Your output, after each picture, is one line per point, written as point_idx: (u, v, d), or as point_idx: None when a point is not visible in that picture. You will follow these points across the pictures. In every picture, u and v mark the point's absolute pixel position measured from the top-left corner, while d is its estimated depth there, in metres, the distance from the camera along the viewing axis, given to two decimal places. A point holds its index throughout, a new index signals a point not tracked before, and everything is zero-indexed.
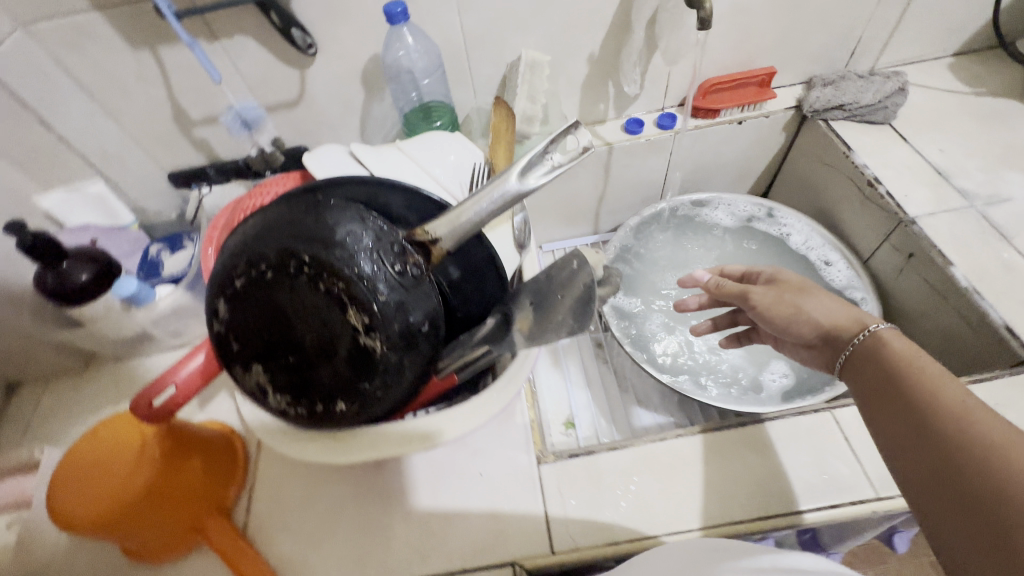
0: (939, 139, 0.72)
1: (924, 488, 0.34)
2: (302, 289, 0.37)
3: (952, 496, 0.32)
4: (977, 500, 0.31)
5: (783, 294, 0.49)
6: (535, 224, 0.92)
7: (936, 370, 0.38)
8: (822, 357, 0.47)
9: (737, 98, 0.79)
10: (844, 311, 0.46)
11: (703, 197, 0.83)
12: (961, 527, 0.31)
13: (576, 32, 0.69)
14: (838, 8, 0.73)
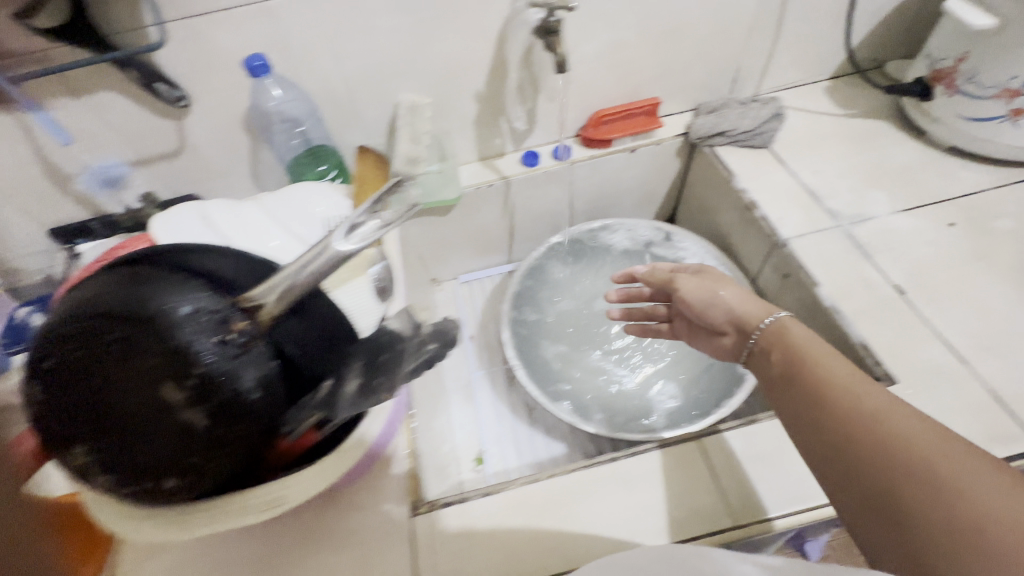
0: (814, 161, 0.76)
1: (812, 447, 0.40)
2: (114, 368, 0.36)
3: (841, 458, 0.37)
4: (851, 455, 0.36)
5: (703, 281, 0.58)
6: (448, 257, 0.92)
7: (823, 350, 0.44)
8: (733, 343, 0.53)
9: (627, 128, 0.81)
10: (752, 301, 0.53)
11: (605, 223, 0.84)
12: (856, 495, 0.36)
13: (456, 73, 0.70)
14: (711, 41, 0.76)
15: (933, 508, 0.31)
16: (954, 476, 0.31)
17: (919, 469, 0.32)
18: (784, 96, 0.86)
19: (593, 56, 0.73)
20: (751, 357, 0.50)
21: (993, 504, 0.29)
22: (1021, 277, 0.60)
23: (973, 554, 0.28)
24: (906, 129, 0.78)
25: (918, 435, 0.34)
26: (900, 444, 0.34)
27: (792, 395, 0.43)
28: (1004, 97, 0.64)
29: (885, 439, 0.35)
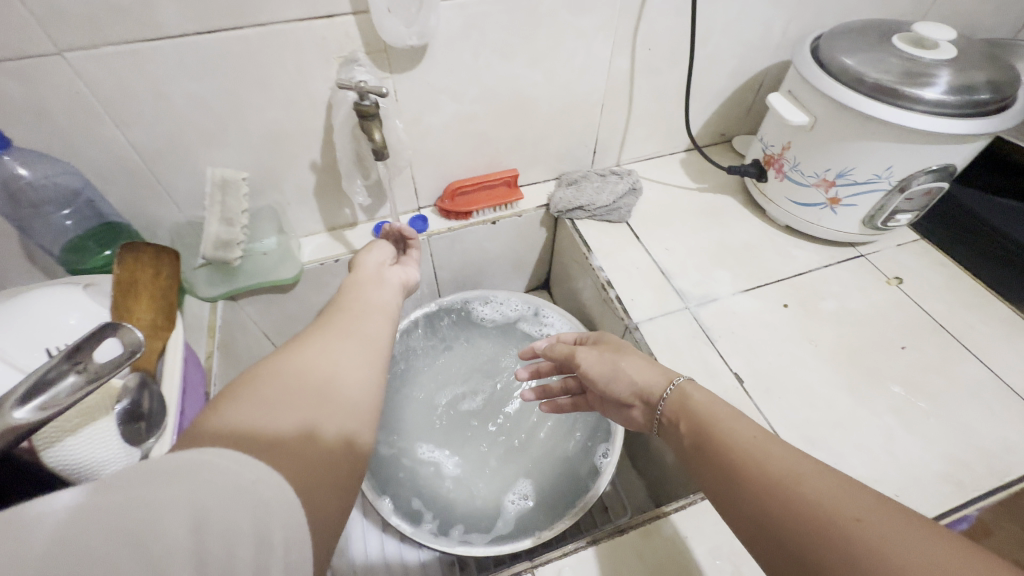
0: (668, 237, 0.77)
1: (738, 526, 0.36)
2: None
3: (765, 536, 0.33)
4: (772, 531, 0.33)
5: (602, 354, 0.54)
6: (298, 334, 0.82)
7: (732, 414, 0.42)
8: (642, 416, 0.50)
9: (487, 199, 0.78)
10: (653, 370, 0.50)
11: (476, 293, 0.80)
12: (778, 558, 0.32)
13: (282, 143, 0.62)
14: (566, 115, 0.75)
15: (845, 554, 0.29)
16: (856, 519, 0.29)
17: (824, 517, 0.30)
18: (642, 167, 0.87)
19: (442, 127, 0.69)
20: (662, 429, 0.47)
21: (902, 548, 0.27)
22: (844, 361, 0.63)
23: None
24: (748, 205, 0.82)
25: (815, 482, 0.33)
26: (803, 493, 0.32)
27: (703, 467, 0.40)
28: (823, 185, 0.68)
29: (787, 489, 0.33)
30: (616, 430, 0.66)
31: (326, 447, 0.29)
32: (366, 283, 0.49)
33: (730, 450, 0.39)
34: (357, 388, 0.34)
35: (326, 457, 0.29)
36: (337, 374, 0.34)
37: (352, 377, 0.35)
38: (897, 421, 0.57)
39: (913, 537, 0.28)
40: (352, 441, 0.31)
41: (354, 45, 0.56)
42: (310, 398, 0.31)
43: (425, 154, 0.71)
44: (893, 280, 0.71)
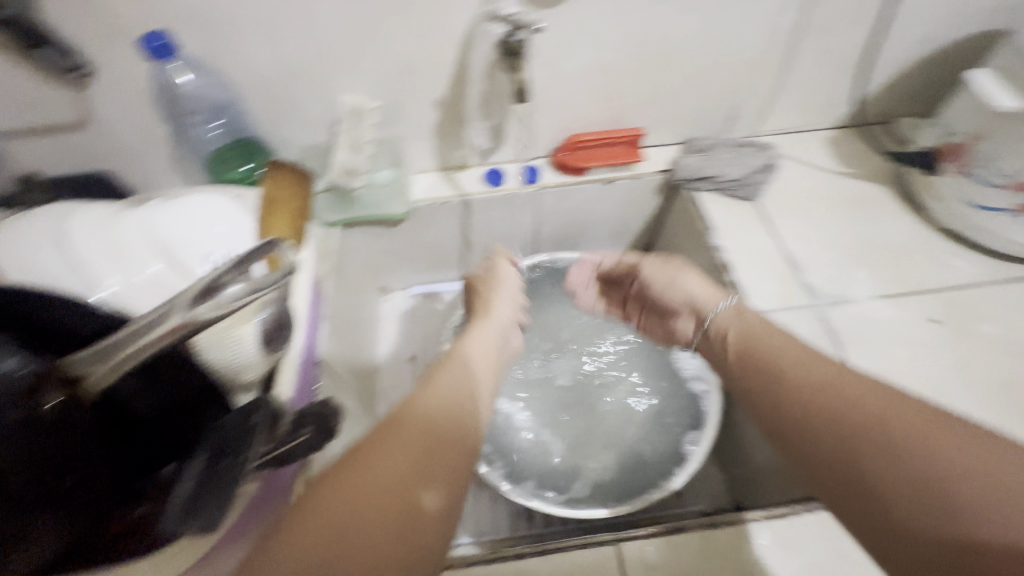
0: (801, 224, 0.69)
1: (779, 438, 0.40)
2: None
3: (798, 436, 0.38)
4: (807, 434, 0.37)
5: (666, 262, 0.58)
6: (397, 268, 0.85)
7: (777, 338, 0.45)
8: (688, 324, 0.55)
9: (604, 158, 0.73)
10: (708, 286, 0.54)
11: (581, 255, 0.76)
12: (831, 477, 0.35)
13: (413, 74, 0.61)
14: (709, 73, 0.68)
15: (882, 449, 0.33)
16: (910, 431, 0.33)
17: (883, 435, 0.33)
18: (780, 141, 0.78)
19: (574, 74, 0.64)
20: (705, 338, 0.52)
21: (957, 459, 0.31)
22: (997, 393, 0.55)
23: (915, 497, 0.31)
24: (904, 200, 0.71)
25: (875, 406, 0.35)
26: (865, 413, 0.35)
27: (752, 374, 0.44)
28: (1011, 189, 0.58)
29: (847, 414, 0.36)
30: (710, 420, 0.62)
31: (420, 455, 0.35)
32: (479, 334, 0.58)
33: (790, 376, 0.41)
34: (451, 405, 0.39)
35: (423, 469, 0.34)
36: (426, 403, 0.38)
37: (446, 394, 0.40)
38: None
39: (966, 450, 0.31)
40: (461, 425, 0.38)
41: None
42: (405, 425, 0.36)
43: (551, 102, 0.67)
44: None
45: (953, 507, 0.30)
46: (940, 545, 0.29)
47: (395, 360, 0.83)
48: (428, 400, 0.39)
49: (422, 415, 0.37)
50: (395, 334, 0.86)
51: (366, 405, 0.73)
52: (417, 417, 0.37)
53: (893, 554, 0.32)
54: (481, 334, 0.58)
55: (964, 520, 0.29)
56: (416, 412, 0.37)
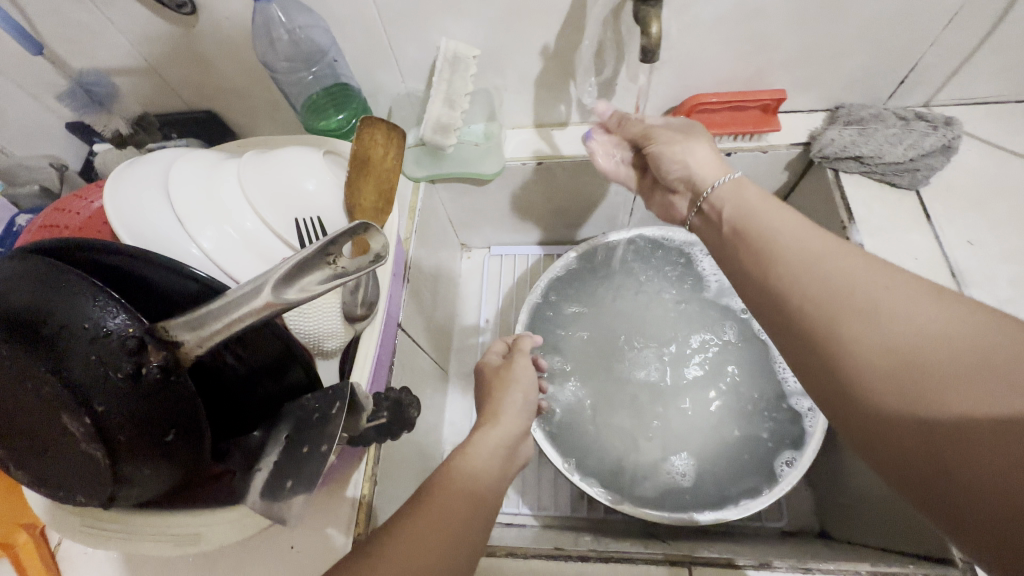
0: (974, 226, 0.55)
1: (791, 351, 0.35)
2: (29, 381, 0.31)
3: (820, 354, 0.33)
4: (830, 353, 0.32)
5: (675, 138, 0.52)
6: (481, 225, 0.82)
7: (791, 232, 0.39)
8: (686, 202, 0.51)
9: (729, 124, 0.62)
10: (714, 164, 0.49)
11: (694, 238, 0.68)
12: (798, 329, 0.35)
13: (521, 19, 0.53)
14: (890, 24, 0.53)
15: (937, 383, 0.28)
16: (958, 361, 0.27)
17: (856, 302, 0.32)
18: (965, 116, 0.62)
19: (711, 22, 0.53)
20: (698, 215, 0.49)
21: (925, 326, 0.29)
22: None
23: (968, 436, 0.26)
24: None
25: (848, 276, 0.33)
26: (837, 285, 0.33)
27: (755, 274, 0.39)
28: None
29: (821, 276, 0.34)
30: (812, 442, 0.55)
31: (447, 530, 0.35)
32: (495, 388, 0.51)
33: (780, 261, 0.37)
34: (472, 484, 0.39)
35: (450, 546, 0.35)
36: (469, 470, 0.41)
37: (467, 477, 0.40)
38: None
39: (934, 309, 0.30)
40: (491, 496, 0.40)
41: None
42: (433, 504, 0.37)
43: (677, 54, 0.57)
44: None
45: (935, 385, 0.28)
46: (916, 424, 0.28)
47: (472, 319, 0.83)
48: (450, 477, 0.40)
49: (446, 491, 0.38)
50: (474, 291, 0.85)
51: (441, 363, 0.74)
52: (442, 494, 0.38)
53: (870, 449, 0.30)
54: (499, 387, 0.51)
55: (950, 394, 0.27)
56: (437, 489, 0.38)
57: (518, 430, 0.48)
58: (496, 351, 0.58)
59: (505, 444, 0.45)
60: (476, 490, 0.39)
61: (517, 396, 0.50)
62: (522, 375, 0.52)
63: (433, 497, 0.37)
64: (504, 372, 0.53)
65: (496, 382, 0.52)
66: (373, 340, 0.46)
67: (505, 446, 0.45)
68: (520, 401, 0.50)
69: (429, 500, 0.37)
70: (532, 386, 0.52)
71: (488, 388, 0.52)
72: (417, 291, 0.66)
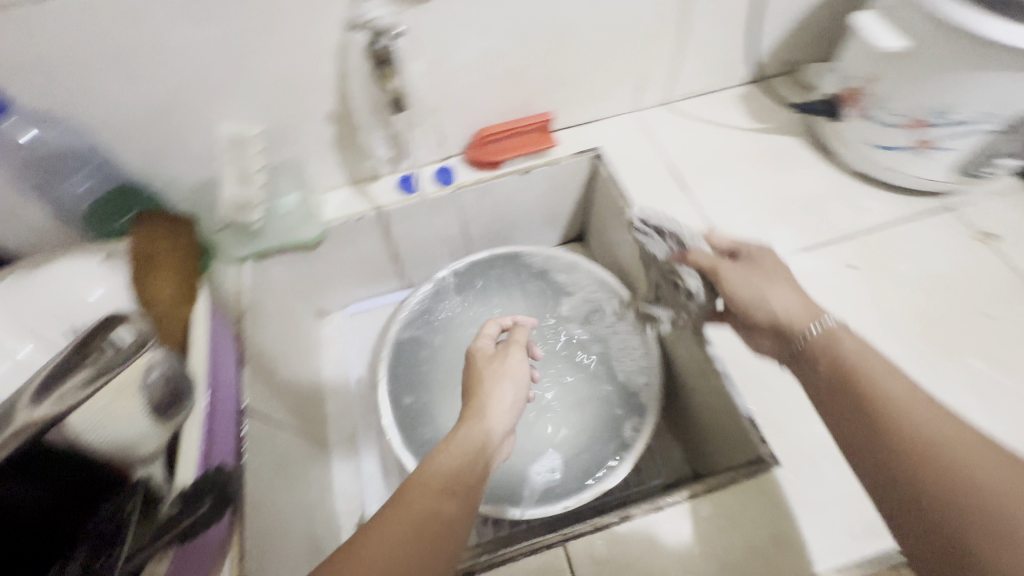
0: (719, 188, 0.68)
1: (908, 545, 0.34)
2: None
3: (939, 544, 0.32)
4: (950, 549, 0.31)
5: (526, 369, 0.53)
6: (330, 289, 0.82)
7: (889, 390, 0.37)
8: (779, 347, 0.46)
9: (516, 148, 0.71)
10: (801, 306, 0.45)
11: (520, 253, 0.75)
12: (869, 458, 0.36)
13: (295, 92, 0.57)
14: (606, 47, 0.66)
15: None
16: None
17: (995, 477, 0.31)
18: (694, 107, 0.77)
19: (467, 67, 0.62)
20: (795, 365, 0.44)
21: (935, 421, 0.34)
22: (915, 331, 0.56)
23: None
24: (816, 149, 0.72)
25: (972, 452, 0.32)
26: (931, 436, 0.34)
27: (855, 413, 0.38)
28: (910, 127, 0.58)
29: (892, 427, 0.35)
30: (652, 411, 0.64)
31: (421, 530, 0.37)
32: (485, 380, 0.51)
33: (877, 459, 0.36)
34: (454, 474, 0.41)
35: (425, 542, 0.36)
36: (449, 460, 0.42)
37: (446, 474, 0.41)
38: (975, 400, 0.52)
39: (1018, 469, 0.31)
40: (477, 481, 0.42)
41: None
42: (411, 506, 0.38)
43: (450, 98, 0.65)
44: (987, 238, 0.62)
45: None
46: None
47: (344, 383, 0.81)
48: (429, 473, 0.41)
49: (426, 485, 0.40)
50: (340, 355, 0.83)
51: (316, 437, 0.71)
52: (423, 487, 0.39)
53: None
54: (487, 377, 0.52)
55: None
56: (419, 482, 0.40)
57: (506, 425, 0.48)
58: (489, 335, 0.58)
59: (491, 439, 0.46)
60: (454, 482, 0.40)
61: (507, 392, 0.50)
62: (514, 369, 0.53)
63: (409, 495, 0.39)
64: (494, 365, 0.53)
65: (485, 374, 0.52)
66: (196, 438, 0.43)
67: (487, 444, 0.45)
68: (512, 397, 0.50)
69: (410, 497, 0.39)
70: (523, 381, 0.53)
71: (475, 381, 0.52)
72: (267, 370, 0.64)
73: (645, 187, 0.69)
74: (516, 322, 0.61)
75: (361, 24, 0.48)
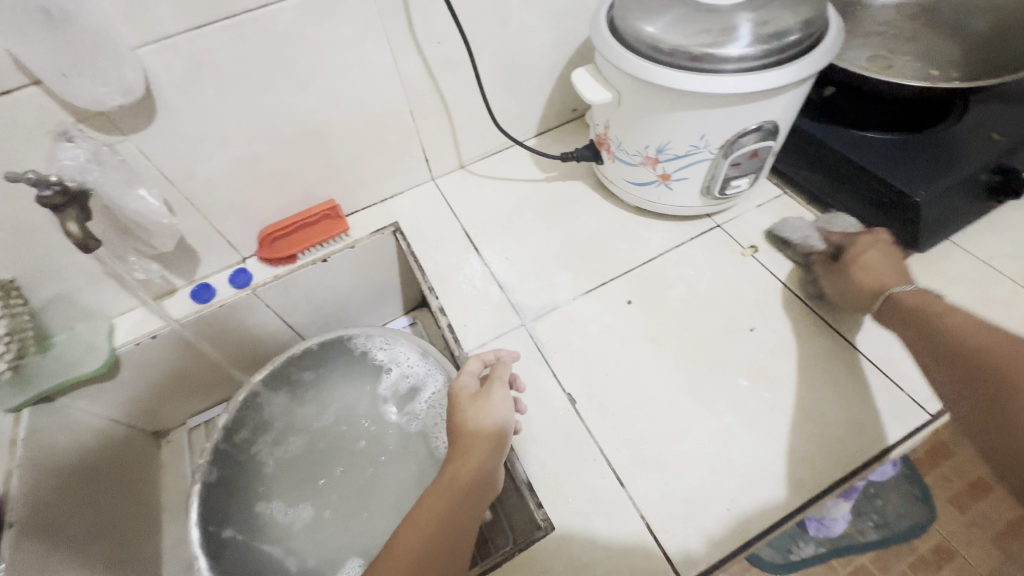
0: (509, 244, 0.70)
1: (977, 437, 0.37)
2: None
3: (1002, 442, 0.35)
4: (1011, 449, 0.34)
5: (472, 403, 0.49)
6: (155, 410, 0.78)
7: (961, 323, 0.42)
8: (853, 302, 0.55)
9: (308, 239, 0.72)
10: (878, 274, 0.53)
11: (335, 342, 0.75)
12: (959, 369, 0.40)
13: (31, 234, 0.56)
14: (371, 131, 0.68)
15: None
16: None
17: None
18: (488, 166, 0.80)
19: (223, 176, 0.62)
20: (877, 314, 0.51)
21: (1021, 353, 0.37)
22: (685, 357, 0.58)
23: None
24: (600, 189, 0.75)
25: None
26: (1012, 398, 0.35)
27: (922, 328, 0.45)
28: (648, 163, 0.61)
29: (927, 318, 0.45)
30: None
31: (434, 541, 0.42)
32: (469, 421, 0.48)
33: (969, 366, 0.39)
34: (437, 530, 0.42)
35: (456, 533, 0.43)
36: (463, 473, 0.45)
37: (453, 488, 0.44)
38: (740, 419, 0.53)
39: None
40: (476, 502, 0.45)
41: (56, 117, 0.49)
42: (409, 532, 0.43)
43: (218, 206, 0.65)
44: (748, 251, 0.66)
45: None
46: None
47: (183, 506, 0.76)
48: (432, 508, 0.44)
49: (421, 526, 0.43)
50: (182, 475, 0.79)
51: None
52: (408, 542, 0.42)
53: None
54: (469, 416, 0.48)
55: None
56: (413, 525, 0.43)
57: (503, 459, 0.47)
58: (471, 372, 0.53)
59: (491, 467, 0.46)
60: (467, 495, 0.44)
61: (490, 435, 0.47)
62: (498, 408, 0.48)
63: (422, 509, 0.44)
64: (478, 403, 0.49)
65: (468, 411, 0.48)
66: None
67: (477, 490, 0.45)
68: (496, 441, 0.47)
69: (423, 526, 0.43)
70: (508, 419, 0.48)
71: (461, 418, 0.48)
72: (55, 522, 0.59)
73: (438, 255, 0.70)
74: (499, 354, 0.56)
75: (15, 176, 0.44)
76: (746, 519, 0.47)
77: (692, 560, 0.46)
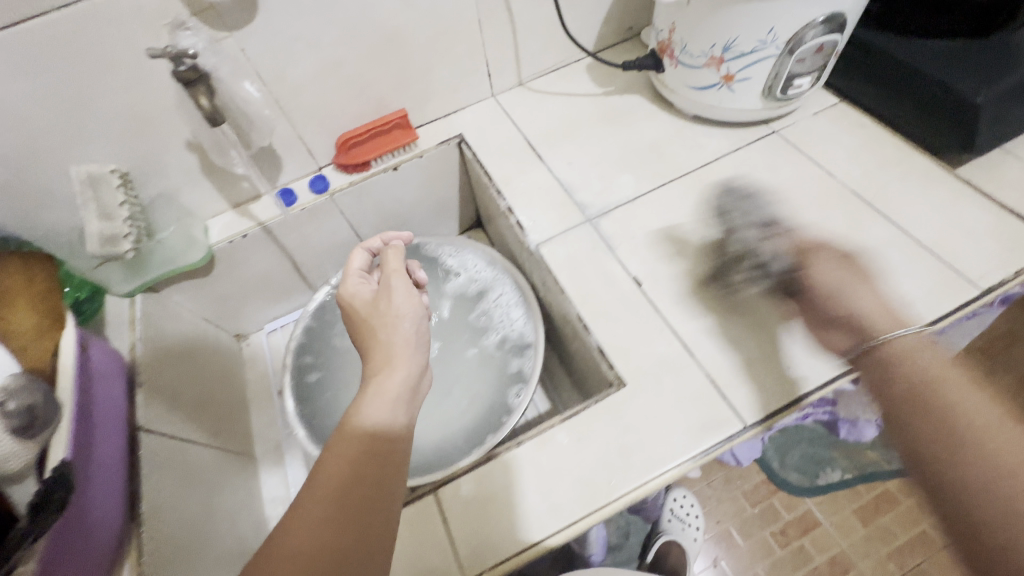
0: (570, 152, 0.74)
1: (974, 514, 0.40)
2: None
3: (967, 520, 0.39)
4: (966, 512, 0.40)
5: (376, 306, 0.51)
6: (241, 310, 0.85)
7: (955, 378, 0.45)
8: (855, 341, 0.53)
9: (380, 147, 0.76)
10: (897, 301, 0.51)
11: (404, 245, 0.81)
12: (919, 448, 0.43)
13: (149, 127, 0.61)
14: (442, 41, 0.72)
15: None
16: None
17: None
18: (547, 83, 0.82)
19: (311, 80, 0.67)
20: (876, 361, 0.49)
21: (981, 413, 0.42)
22: (740, 246, 0.61)
23: None
24: (657, 101, 0.78)
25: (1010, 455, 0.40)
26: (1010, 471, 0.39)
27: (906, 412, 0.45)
28: (713, 64, 0.64)
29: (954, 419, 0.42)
30: (532, 376, 0.67)
31: (341, 511, 0.38)
32: (377, 327, 0.50)
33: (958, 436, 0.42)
34: (368, 445, 0.41)
35: (375, 487, 0.40)
36: (361, 422, 0.43)
37: (358, 440, 0.42)
38: (796, 297, 0.57)
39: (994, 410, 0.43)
40: (390, 442, 0.43)
41: (176, 8, 0.54)
42: (302, 510, 0.38)
43: (305, 111, 0.69)
44: (805, 154, 0.68)
45: None
46: None
47: (267, 398, 0.85)
48: (355, 428, 0.42)
49: (326, 493, 0.39)
50: (262, 372, 0.87)
51: (237, 449, 0.75)
52: (317, 508, 0.38)
53: None
54: (378, 323, 0.50)
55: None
56: (312, 505, 0.38)
57: (413, 376, 0.47)
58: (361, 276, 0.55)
59: (404, 389, 0.46)
60: (379, 440, 0.42)
61: (401, 331, 0.50)
62: (402, 305, 0.51)
63: (313, 483, 0.39)
64: (382, 309, 0.51)
65: (376, 317, 0.51)
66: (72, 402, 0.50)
67: (388, 418, 0.44)
68: (410, 333, 0.50)
69: (345, 450, 0.41)
70: (418, 311, 0.52)
71: (369, 327, 0.50)
72: (172, 392, 0.66)
73: (503, 163, 0.74)
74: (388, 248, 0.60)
75: (158, 52, 0.52)
76: (799, 376, 0.52)
77: (753, 409, 0.51)
